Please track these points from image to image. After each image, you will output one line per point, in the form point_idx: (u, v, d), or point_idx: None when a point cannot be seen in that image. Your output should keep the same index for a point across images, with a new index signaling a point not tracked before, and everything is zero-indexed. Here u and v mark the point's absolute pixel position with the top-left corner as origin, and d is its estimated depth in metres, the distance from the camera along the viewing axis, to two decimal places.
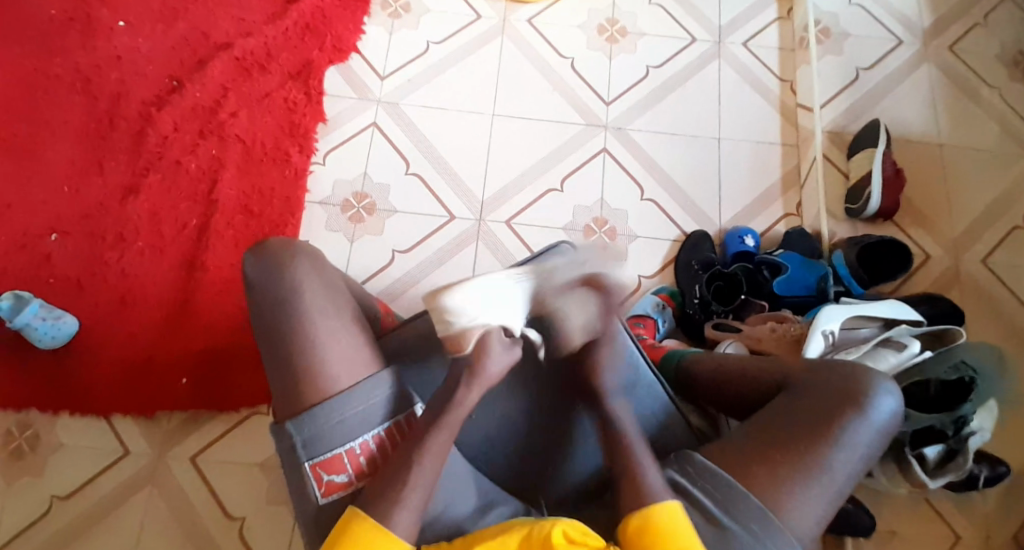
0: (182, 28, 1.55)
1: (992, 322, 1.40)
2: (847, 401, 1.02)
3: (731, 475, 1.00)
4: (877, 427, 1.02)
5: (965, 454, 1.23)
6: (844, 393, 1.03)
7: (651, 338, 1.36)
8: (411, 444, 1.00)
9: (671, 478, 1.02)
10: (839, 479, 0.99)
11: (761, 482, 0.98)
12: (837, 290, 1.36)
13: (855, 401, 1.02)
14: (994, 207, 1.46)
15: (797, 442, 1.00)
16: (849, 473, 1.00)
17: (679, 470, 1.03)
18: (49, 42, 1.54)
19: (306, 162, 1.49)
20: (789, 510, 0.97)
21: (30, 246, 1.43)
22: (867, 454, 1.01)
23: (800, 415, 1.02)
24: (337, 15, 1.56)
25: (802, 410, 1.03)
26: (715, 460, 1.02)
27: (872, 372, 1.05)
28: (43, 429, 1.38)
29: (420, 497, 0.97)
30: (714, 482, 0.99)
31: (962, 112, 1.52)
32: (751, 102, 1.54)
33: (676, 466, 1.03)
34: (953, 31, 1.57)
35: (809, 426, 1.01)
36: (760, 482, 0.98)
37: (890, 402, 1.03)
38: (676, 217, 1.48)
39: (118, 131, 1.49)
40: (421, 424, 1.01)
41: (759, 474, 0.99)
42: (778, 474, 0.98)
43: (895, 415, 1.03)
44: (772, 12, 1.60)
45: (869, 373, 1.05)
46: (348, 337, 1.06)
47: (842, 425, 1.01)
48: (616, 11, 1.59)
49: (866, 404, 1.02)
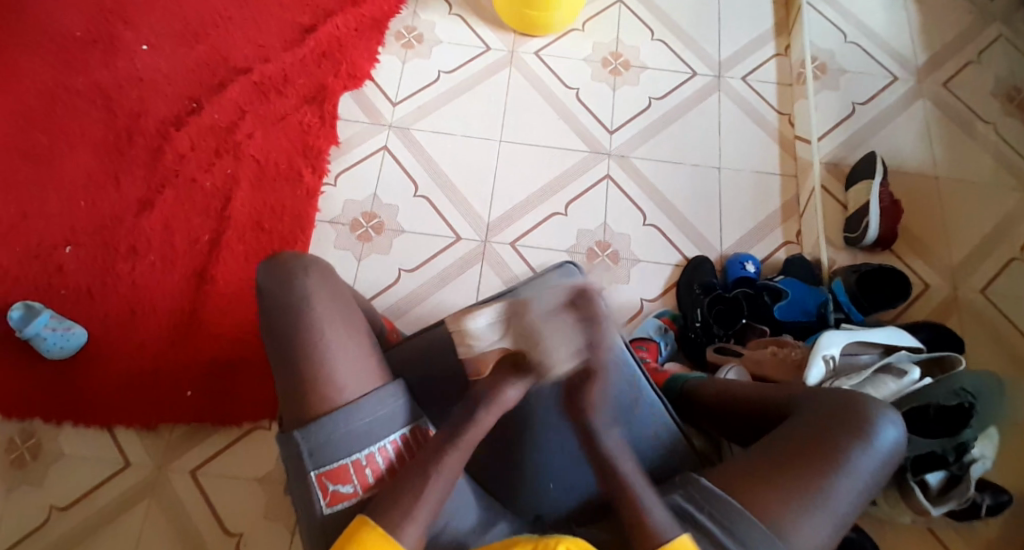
0: (204, 52, 1.61)
1: (992, 348, 1.41)
2: (852, 427, 1.03)
3: (736, 499, 0.99)
4: (881, 456, 1.02)
5: (967, 481, 1.22)
6: (848, 421, 1.04)
7: (653, 360, 1.37)
8: (425, 455, 1.01)
9: (677, 503, 1.01)
10: (841, 505, 0.99)
11: (766, 507, 0.98)
12: (837, 316, 1.38)
13: (858, 431, 1.03)
14: (990, 238, 1.49)
15: (803, 468, 1.00)
16: (853, 500, 1.00)
17: (684, 495, 1.02)
18: (75, 62, 1.60)
19: (318, 183, 1.53)
20: (795, 537, 0.97)
21: (43, 257, 1.46)
22: (870, 483, 1.02)
23: (805, 442, 1.03)
24: (352, 44, 1.62)
25: (807, 439, 1.03)
26: (719, 484, 1.02)
27: (875, 402, 1.06)
28: (46, 438, 1.39)
29: (434, 500, 0.98)
30: (719, 506, 0.99)
31: (956, 145, 1.56)
32: (750, 134, 1.59)
33: (681, 491, 1.03)
34: (946, 69, 1.62)
35: (812, 452, 1.02)
36: (765, 508, 0.98)
37: (892, 432, 1.04)
38: (679, 243, 1.51)
39: (137, 147, 1.54)
40: (435, 439, 1.02)
41: (764, 499, 0.99)
42: (780, 500, 0.99)
43: (897, 445, 1.04)
44: (770, 49, 1.66)
45: (872, 402, 1.06)
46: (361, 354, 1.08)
47: (844, 454, 1.01)
48: (620, 45, 1.65)
49: (871, 432, 1.03)
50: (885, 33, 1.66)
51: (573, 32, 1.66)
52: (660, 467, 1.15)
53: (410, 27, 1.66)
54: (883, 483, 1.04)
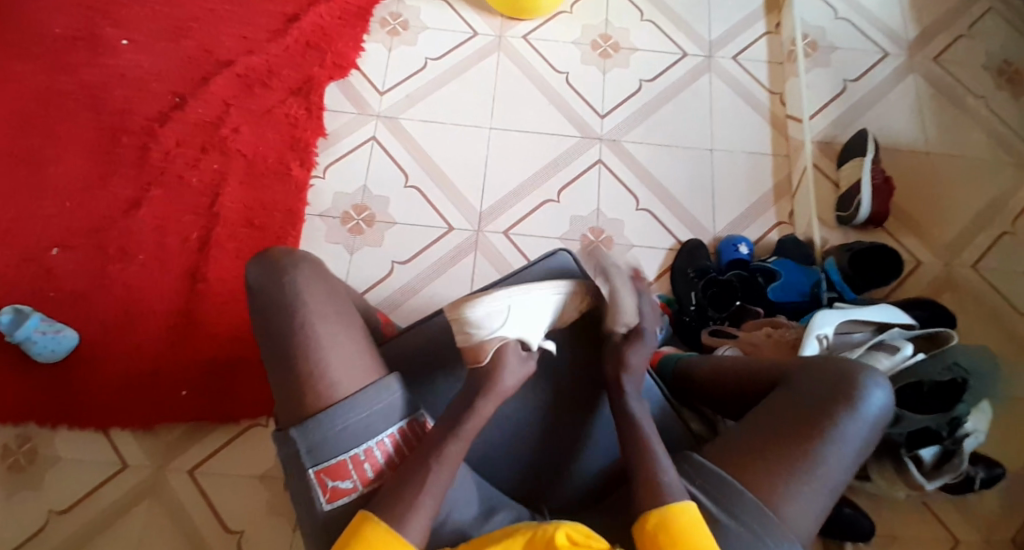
0: (186, 46, 1.58)
1: (984, 325, 1.42)
2: (840, 396, 1.03)
3: (727, 473, 1.01)
4: (869, 421, 1.03)
5: (960, 455, 1.24)
6: (837, 389, 1.04)
7: (648, 345, 1.38)
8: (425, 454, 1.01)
9: (671, 479, 1.03)
10: (833, 476, 1.00)
11: (757, 479, 0.99)
12: (829, 295, 1.39)
13: (847, 397, 1.03)
14: (983, 214, 1.49)
15: (793, 437, 1.01)
16: (844, 469, 1.01)
17: (678, 471, 1.04)
18: (55, 60, 1.57)
19: (307, 176, 1.51)
20: (786, 507, 0.98)
21: (32, 260, 1.45)
22: (861, 449, 1.02)
23: (794, 411, 1.03)
24: (337, 33, 1.59)
25: (796, 408, 1.04)
26: (711, 459, 1.03)
27: (863, 367, 1.06)
28: (42, 443, 1.39)
29: (437, 492, 0.99)
30: (711, 481, 1.00)
31: (948, 120, 1.55)
32: (742, 114, 1.58)
33: (675, 467, 1.04)
34: (937, 43, 1.61)
35: (802, 421, 1.02)
36: (756, 480, 0.99)
37: (881, 396, 1.04)
38: (672, 228, 1.50)
39: (122, 146, 1.52)
40: (433, 437, 1.03)
41: (755, 471, 1.00)
42: (771, 470, 1.00)
43: (886, 410, 1.04)
44: (761, 27, 1.65)
45: (859, 368, 1.06)
46: (358, 346, 1.08)
47: (834, 421, 1.01)
48: (609, 27, 1.63)
49: (858, 399, 1.03)
50: (876, 8, 1.64)
51: (561, 15, 1.64)
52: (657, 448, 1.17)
53: (396, 14, 1.63)
54: (873, 448, 1.05)
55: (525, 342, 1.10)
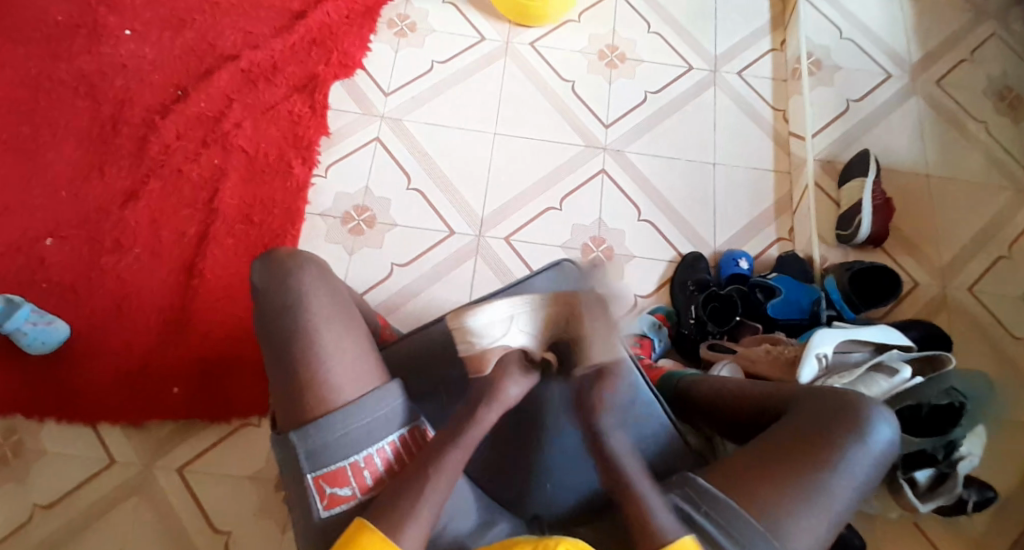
0: (189, 38, 1.56)
1: (979, 347, 1.43)
2: (845, 428, 1.03)
3: (733, 499, 0.99)
4: (876, 454, 1.03)
5: (954, 478, 1.24)
6: (843, 420, 1.04)
7: (647, 356, 1.37)
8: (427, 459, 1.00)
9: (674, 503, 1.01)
10: (838, 506, 1.00)
11: (764, 507, 0.98)
12: (829, 313, 1.39)
13: (854, 429, 1.03)
14: (980, 237, 1.50)
15: (800, 466, 1.01)
16: (848, 501, 1.00)
17: (681, 494, 1.02)
18: (54, 46, 1.54)
19: (308, 174, 1.49)
20: (792, 536, 0.97)
21: (24, 250, 1.42)
22: (866, 481, 1.02)
23: (801, 440, 1.03)
24: (343, 31, 1.58)
25: (803, 437, 1.03)
26: (716, 482, 1.02)
27: (869, 401, 1.06)
28: (29, 436, 1.35)
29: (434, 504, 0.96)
30: (716, 506, 0.99)
31: (948, 143, 1.57)
32: (745, 130, 1.58)
33: (678, 490, 1.02)
34: (940, 67, 1.63)
35: (809, 450, 1.02)
36: (763, 507, 0.98)
37: (887, 430, 1.04)
38: (673, 240, 1.50)
39: (120, 136, 1.49)
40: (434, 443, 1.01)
41: (761, 497, 0.99)
42: (778, 498, 0.99)
43: (892, 444, 1.04)
44: (766, 44, 1.65)
45: (866, 401, 1.06)
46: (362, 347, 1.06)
47: (841, 452, 1.01)
48: (616, 37, 1.63)
49: (865, 431, 1.03)
50: (880, 30, 1.66)
51: (569, 23, 1.64)
52: (659, 465, 1.14)
53: (404, 15, 1.62)
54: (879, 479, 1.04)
55: (527, 352, 1.10)
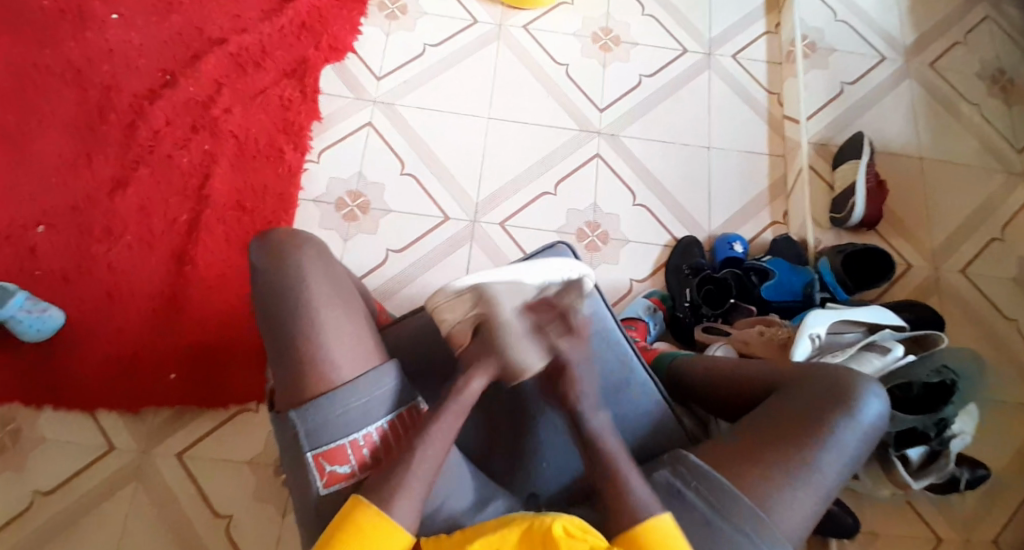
0: (177, 22, 1.54)
1: (970, 328, 1.45)
2: (834, 405, 1.03)
3: (724, 476, 1.00)
4: (864, 430, 1.03)
5: (946, 456, 1.26)
6: (832, 397, 1.04)
7: (642, 339, 1.38)
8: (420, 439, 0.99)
9: (666, 480, 1.01)
10: (827, 481, 1.00)
11: (754, 483, 0.99)
12: (822, 296, 1.39)
13: (843, 405, 1.03)
14: (971, 220, 1.51)
15: (789, 443, 1.01)
16: (837, 475, 1.01)
17: (673, 472, 1.02)
18: (40, 31, 1.52)
19: (300, 160, 1.49)
20: (782, 511, 0.98)
21: (15, 237, 1.41)
22: (854, 456, 1.03)
23: (790, 418, 1.03)
24: (335, 16, 1.57)
25: (792, 415, 1.04)
26: (707, 461, 1.02)
27: (859, 377, 1.06)
28: (26, 424, 1.35)
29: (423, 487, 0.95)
30: (708, 483, 0.99)
31: (940, 126, 1.57)
32: (738, 112, 1.58)
33: (669, 468, 1.02)
34: (934, 49, 1.63)
35: (798, 427, 1.02)
36: (753, 483, 0.99)
37: (876, 406, 1.04)
38: (667, 223, 1.50)
39: (109, 123, 1.48)
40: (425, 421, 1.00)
41: (752, 474, 0.99)
42: (768, 475, 0.99)
43: (881, 419, 1.04)
44: (760, 27, 1.65)
45: (855, 378, 1.06)
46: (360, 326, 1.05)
47: (829, 428, 1.02)
48: (610, 20, 1.62)
49: (853, 407, 1.03)
50: (874, 12, 1.66)
51: (562, 7, 1.63)
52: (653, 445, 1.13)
53: None
54: (866, 456, 1.05)
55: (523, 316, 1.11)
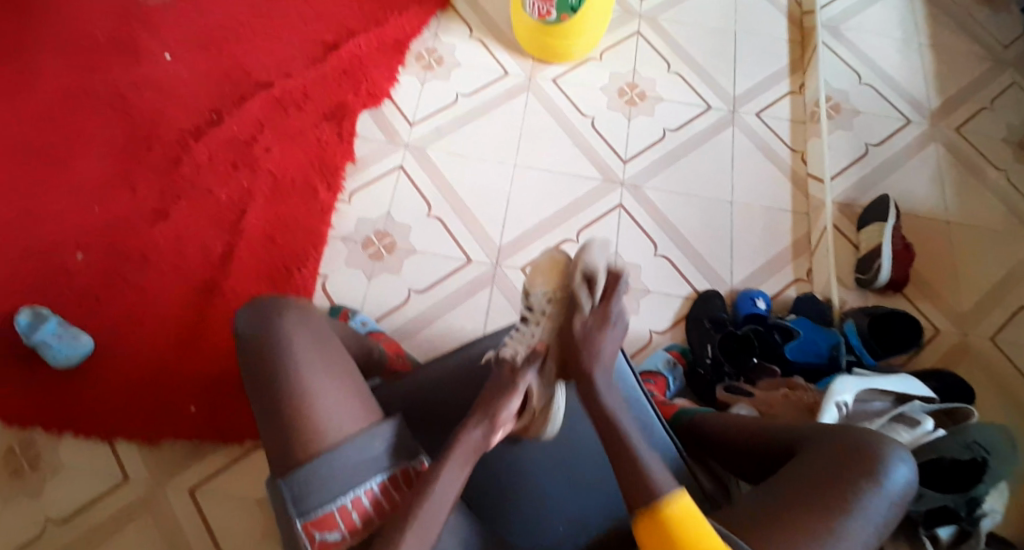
0: (223, 64, 1.61)
1: (999, 394, 1.41)
2: (860, 470, 1.00)
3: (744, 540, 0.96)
4: (891, 497, 0.99)
5: (978, 536, 1.12)
6: (857, 462, 1.00)
7: (661, 394, 1.35)
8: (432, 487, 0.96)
9: None
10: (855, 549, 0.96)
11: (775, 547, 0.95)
12: (848, 359, 1.36)
13: (868, 471, 0.99)
14: (999, 287, 1.50)
15: (815, 508, 0.97)
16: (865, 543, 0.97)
17: None
18: (94, 68, 1.60)
19: (332, 200, 1.52)
20: None
21: (53, 262, 1.45)
22: (882, 523, 0.98)
23: (817, 482, 1.00)
24: (372, 63, 1.63)
25: (817, 479, 1.00)
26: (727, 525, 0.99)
27: (885, 441, 1.02)
28: (45, 450, 1.37)
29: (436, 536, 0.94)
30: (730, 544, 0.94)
31: (967, 190, 1.57)
32: (763, 169, 1.60)
33: None
34: (960, 114, 1.64)
35: (824, 491, 0.99)
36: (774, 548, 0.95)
37: (904, 471, 1.00)
38: (690, 276, 1.51)
39: (152, 156, 1.53)
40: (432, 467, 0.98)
41: (774, 539, 0.96)
42: (792, 541, 0.95)
43: (909, 485, 1.00)
44: (785, 87, 1.68)
45: (882, 441, 1.02)
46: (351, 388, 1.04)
47: (855, 494, 0.98)
48: (637, 76, 1.67)
49: (880, 472, 0.99)
50: (900, 77, 1.69)
51: (591, 61, 1.67)
52: None
53: (431, 49, 1.67)
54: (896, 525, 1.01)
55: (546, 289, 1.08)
